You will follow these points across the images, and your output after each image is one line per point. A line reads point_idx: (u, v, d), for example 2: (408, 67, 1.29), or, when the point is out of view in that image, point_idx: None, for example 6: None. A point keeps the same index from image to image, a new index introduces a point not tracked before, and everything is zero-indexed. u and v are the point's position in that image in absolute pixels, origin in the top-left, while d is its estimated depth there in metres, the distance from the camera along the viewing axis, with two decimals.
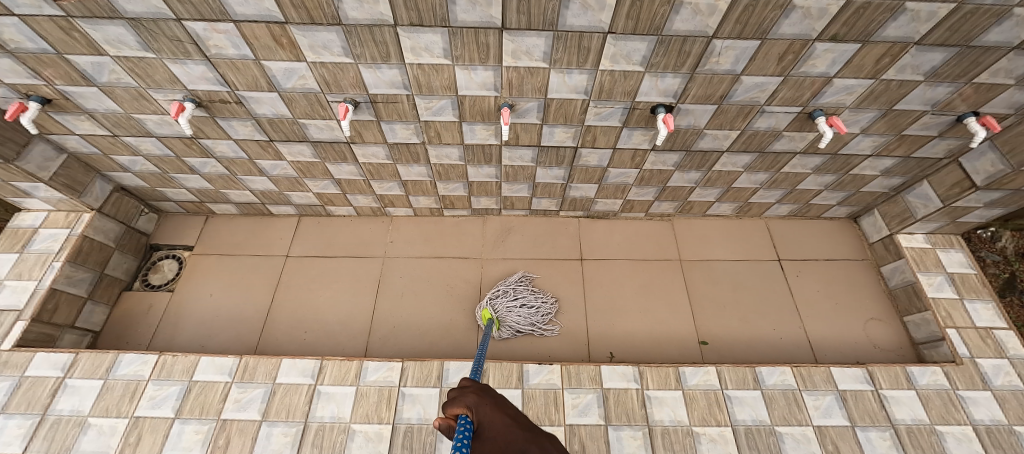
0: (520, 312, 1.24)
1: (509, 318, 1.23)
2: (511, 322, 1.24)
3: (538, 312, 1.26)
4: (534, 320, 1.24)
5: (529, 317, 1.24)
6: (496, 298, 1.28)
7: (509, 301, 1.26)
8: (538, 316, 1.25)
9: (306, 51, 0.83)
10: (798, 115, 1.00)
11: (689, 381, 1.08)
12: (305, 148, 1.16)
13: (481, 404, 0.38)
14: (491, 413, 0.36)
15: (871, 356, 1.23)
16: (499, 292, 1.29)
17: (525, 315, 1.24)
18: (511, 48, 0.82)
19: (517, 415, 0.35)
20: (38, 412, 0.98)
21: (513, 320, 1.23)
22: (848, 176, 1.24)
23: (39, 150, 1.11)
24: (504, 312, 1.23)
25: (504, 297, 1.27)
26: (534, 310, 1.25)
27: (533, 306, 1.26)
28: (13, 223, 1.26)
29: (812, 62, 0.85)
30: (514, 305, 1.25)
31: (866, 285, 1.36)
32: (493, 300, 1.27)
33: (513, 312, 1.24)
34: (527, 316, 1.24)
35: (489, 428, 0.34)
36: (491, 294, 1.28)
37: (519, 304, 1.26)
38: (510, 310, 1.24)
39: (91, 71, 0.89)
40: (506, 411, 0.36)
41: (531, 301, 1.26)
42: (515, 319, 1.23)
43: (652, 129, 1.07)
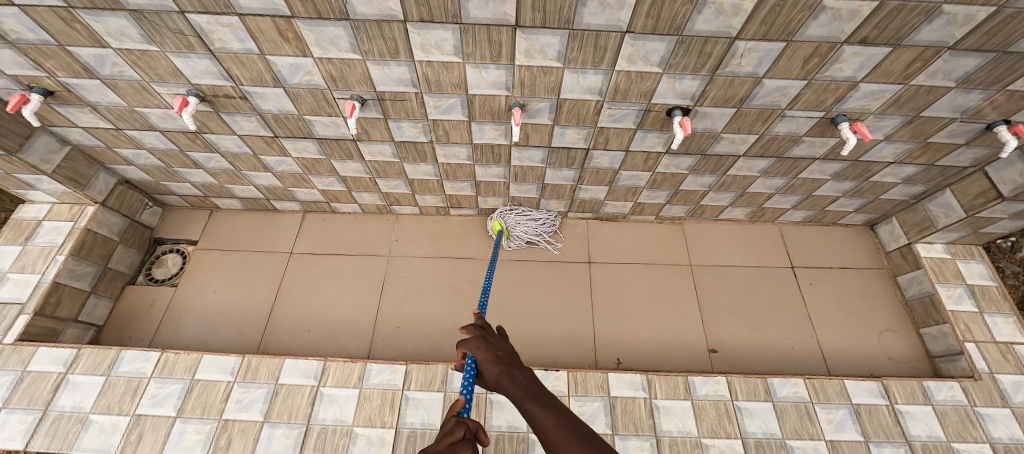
0: (529, 223, 1.40)
1: (519, 228, 1.40)
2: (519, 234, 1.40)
3: (543, 224, 1.42)
4: (541, 230, 1.41)
5: (536, 229, 1.41)
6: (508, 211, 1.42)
7: (520, 215, 1.41)
8: (544, 229, 1.42)
9: (312, 46, 0.80)
10: (820, 120, 0.97)
11: (699, 391, 1.05)
12: (310, 145, 1.14)
13: (477, 347, 0.48)
14: (485, 354, 0.47)
15: (886, 369, 1.20)
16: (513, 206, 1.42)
17: (534, 226, 1.41)
18: (524, 46, 0.79)
19: (501, 354, 0.47)
20: (40, 407, 0.98)
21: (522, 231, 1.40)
22: (867, 183, 1.20)
23: (42, 142, 1.09)
24: (514, 224, 1.40)
25: (513, 210, 1.42)
26: (541, 223, 1.42)
27: (539, 219, 1.42)
28: (17, 216, 1.26)
29: (839, 66, 0.81)
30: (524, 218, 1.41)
31: (882, 295, 1.32)
32: (505, 213, 1.41)
33: (522, 224, 1.40)
34: (535, 228, 1.41)
35: (482, 365, 0.46)
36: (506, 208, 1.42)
37: (529, 218, 1.41)
38: (519, 223, 1.40)
39: (94, 64, 0.87)
40: (496, 350, 0.48)
41: (539, 216, 1.42)
42: (523, 230, 1.40)
43: (667, 131, 1.04)
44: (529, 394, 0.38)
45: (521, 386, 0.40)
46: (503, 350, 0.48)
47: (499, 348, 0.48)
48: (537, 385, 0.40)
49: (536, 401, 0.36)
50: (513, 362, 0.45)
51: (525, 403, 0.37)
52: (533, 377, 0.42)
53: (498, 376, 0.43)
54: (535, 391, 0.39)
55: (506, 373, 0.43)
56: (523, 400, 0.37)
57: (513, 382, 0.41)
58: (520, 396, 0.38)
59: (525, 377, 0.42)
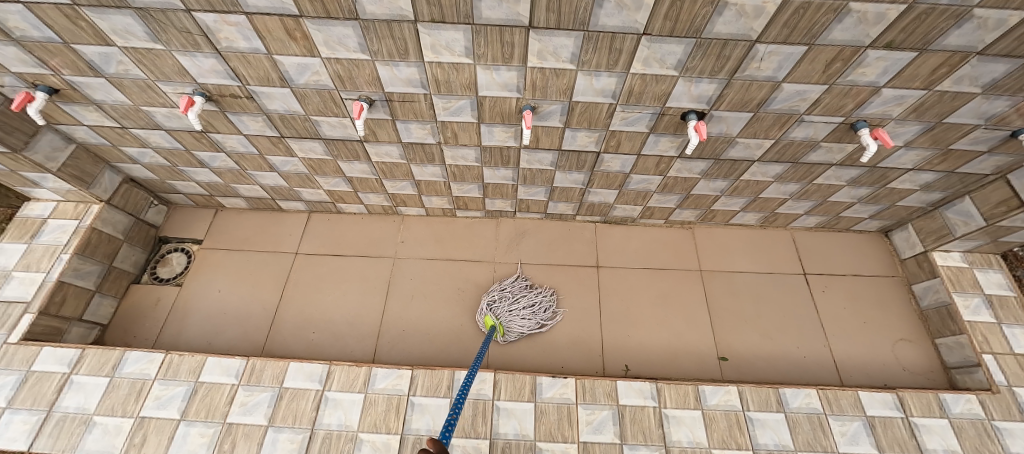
0: (521, 313, 1.21)
1: (514, 321, 1.20)
2: (515, 326, 1.20)
3: (539, 309, 1.23)
4: (538, 316, 1.22)
5: (532, 318, 1.21)
6: (492, 304, 1.24)
7: (509, 305, 1.22)
8: (542, 316, 1.23)
9: (321, 46, 0.79)
10: (839, 125, 0.94)
11: (709, 400, 1.03)
12: (317, 145, 1.12)
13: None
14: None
15: (899, 379, 1.17)
16: (493, 297, 1.25)
17: (530, 315, 1.22)
18: (537, 48, 0.77)
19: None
20: (44, 408, 0.97)
21: (516, 321, 1.20)
22: (884, 189, 1.17)
23: (47, 140, 1.08)
24: (506, 318, 1.20)
25: (503, 302, 1.23)
26: (534, 309, 1.23)
27: (530, 304, 1.23)
28: (23, 213, 1.25)
29: (861, 70, 0.79)
30: (515, 307, 1.22)
31: (896, 303, 1.30)
32: (490, 307, 1.23)
33: (515, 315, 1.21)
34: (532, 319, 1.21)
35: None
36: (486, 302, 1.24)
37: (519, 305, 1.23)
38: (510, 314, 1.21)
39: (99, 62, 0.86)
40: None
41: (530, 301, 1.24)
42: (520, 322, 1.20)
43: (680, 135, 1.02)
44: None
45: None
46: None
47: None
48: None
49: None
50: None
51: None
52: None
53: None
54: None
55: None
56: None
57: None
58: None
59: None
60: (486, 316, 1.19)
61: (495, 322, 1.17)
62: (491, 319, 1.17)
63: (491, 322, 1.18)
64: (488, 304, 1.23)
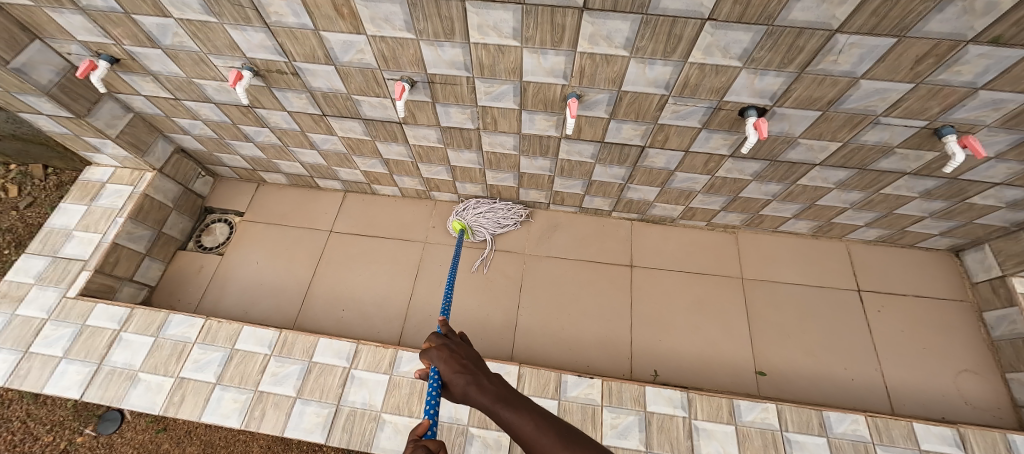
0: (488, 215, 1.37)
1: (481, 223, 1.36)
2: (483, 223, 1.37)
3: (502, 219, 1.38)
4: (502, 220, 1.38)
5: (496, 218, 1.38)
6: (462, 210, 1.39)
7: (475, 212, 1.38)
8: (507, 220, 1.39)
9: (367, 23, 0.78)
10: (920, 130, 0.85)
11: (744, 416, 0.97)
12: (356, 125, 1.13)
13: (440, 359, 0.50)
14: (449, 364, 0.49)
15: (959, 413, 1.08)
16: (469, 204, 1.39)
17: (494, 221, 1.37)
18: (590, 31, 0.73)
19: (465, 362, 0.49)
20: (96, 361, 1.04)
21: (484, 222, 1.36)
22: (962, 204, 1.05)
23: (108, 108, 1.14)
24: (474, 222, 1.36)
25: (470, 209, 1.39)
26: (498, 212, 1.38)
27: (498, 212, 1.38)
28: (85, 177, 1.33)
29: (957, 69, 0.68)
30: (485, 215, 1.38)
31: (962, 331, 1.18)
32: (462, 212, 1.39)
33: (481, 220, 1.36)
34: (496, 219, 1.37)
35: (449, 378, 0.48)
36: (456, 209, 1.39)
37: (485, 211, 1.38)
38: (478, 220, 1.37)
39: (156, 33, 0.88)
40: (459, 360, 0.50)
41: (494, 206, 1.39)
42: (487, 223, 1.36)
43: (735, 133, 0.95)
44: (501, 399, 0.42)
45: (489, 393, 0.43)
46: (469, 358, 0.51)
47: (463, 356, 0.51)
48: (505, 390, 0.44)
49: (511, 409, 0.40)
50: (477, 370, 0.48)
51: (498, 409, 0.41)
52: (503, 381, 0.46)
53: (467, 388, 0.45)
54: (505, 396, 0.42)
55: (472, 383, 0.45)
56: (495, 405, 0.41)
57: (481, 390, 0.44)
58: (491, 403, 0.42)
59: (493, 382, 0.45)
60: (457, 218, 1.34)
61: (462, 226, 1.32)
62: (460, 223, 1.32)
63: (457, 225, 1.32)
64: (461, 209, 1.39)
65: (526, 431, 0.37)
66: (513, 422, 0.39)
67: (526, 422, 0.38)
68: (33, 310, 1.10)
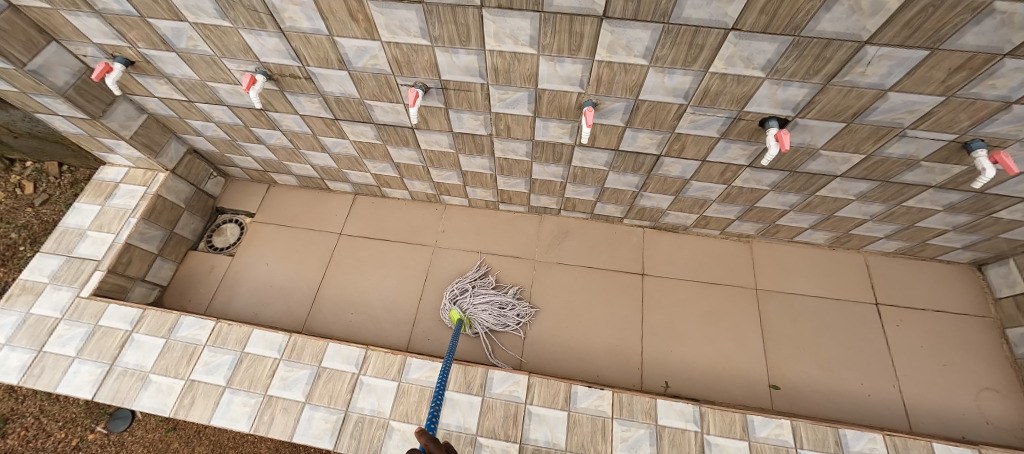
0: (489, 307, 1.20)
1: (481, 314, 1.19)
2: (482, 323, 1.20)
3: (504, 305, 1.21)
4: (506, 312, 1.20)
5: (499, 314, 1.20)
6: (458, 296, 1.23)
7: (476, 298, 1.21)
8: (512, 319, 1.20)
9: (382, 29, 0.77)
10: (947, 144, 0.82)
11: (758, 432, 0.95)
12: (368, 129, 1.12)
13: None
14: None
15: (979, 433, 1.05)
16: (460, 291, 1.24)
17: (495, 316, 1.19)
18: (609, 40, 0.71)
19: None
20: (107, 362, 1.04)
21: (484, 318, 1.19)
22: (987, 219, 1.02)
23: (122, 109, 1.14)
24: (470, 311, 1.19)
25: (470, 293, 1.22)
26: (503, 306, 1.20)
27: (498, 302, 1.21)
28: (99, 176, 1.34)
29: (991, 83, 0.66)
30: (481, 301, 1.21)
31: (984, 348, 1.15)
32: (455, 300, 1.22)
33: (480, 310, 1.19)
34: (498, 315, 1.19)
35: None
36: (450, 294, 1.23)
37: (487, 302, 1.20)
38: (477, 308, 1.20)
39: (171, 37, 0.88)
40: None
41: (497, 297, 1.21)
42: (486, 317, 1.18)
43: (754, 143, 0.93)
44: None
45: None
46: None
47: None
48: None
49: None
50: None
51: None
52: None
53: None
54: None
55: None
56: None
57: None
58: None
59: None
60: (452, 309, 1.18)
61: (460, 316, 1.16)
62: (457, 313, 1.15)
63: (456, 316, 1.16)
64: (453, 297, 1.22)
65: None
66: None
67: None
68: (47, 309, 1.11)
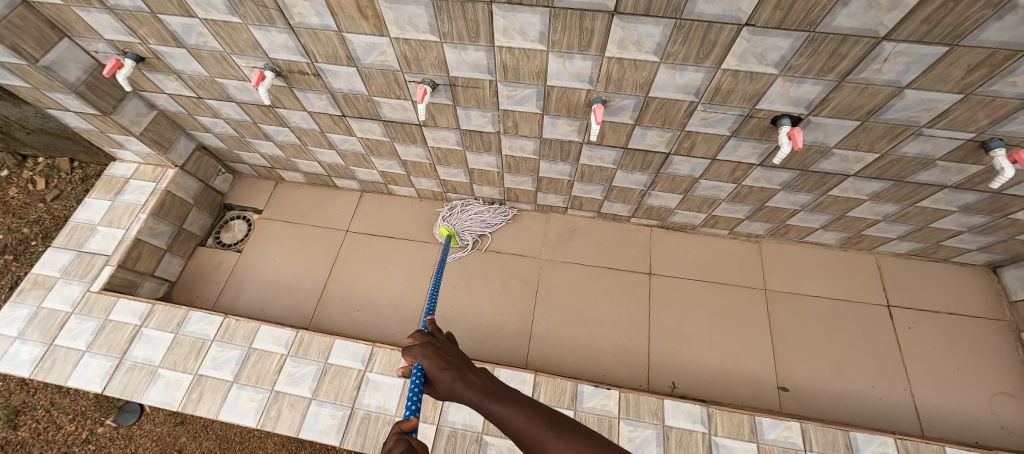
0: (473, 213, 1.39)
1: (468, 226, 1.37)
2: (469, 233, 1.37)
3: (486, 215, 1.39)
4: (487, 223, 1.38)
5: (482, 218, 1.39)
6: (445, 217, 1.40)
7: (461, 215, 1.39)
8: (494, 218, 1.39)
9: (391, 25, 0.76)
10: (965, 143, 0.80)
11: (767, 434, 0.94)
12: (376, 126, 1.12)
13: (423, 356, 0.47)
14: (434, 360, 0.47)
15: (994, 438, 1.03)
16: (450, 210, 1.41)
17: (480, 219, 1.39)
18: (619, 36, 0.70)
19: (451, 358, 0.47)
20: (117, 356, 1.05)
21: (470, 226, 1.37)
22: (1004, 220, 1.00)
23: (132, 105, 1.16)
24: (458, 226, 1.37)
25: (457, 213, 1.40)
26: (483, 210, 1.40)
27: (482, 212, 1.39)
28: (109, 172, 1.35)
29: (1012, 80, 0.64)
30: (467, 217, 1.39)
31: (1000, 352, 1.12)
32: (446, 218, 1.39)
33: (466, 223, 1.38)
34: (484, 222, 1.38)
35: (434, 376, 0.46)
36: (439, 217, 1.40)
37: (472, 215, 1.39)
38: (463, 222, 1.38)
39: (181, 33, 0.89)
40: (444, 356, 0.47)
41: (478, 207, 1.40)
42: (471, 224, 1.37)
43: (766, 142, 0.91)
44: (491, 392, 0.40)
45: (477, 387, 0.42)
46: (453, 354, 0.48)
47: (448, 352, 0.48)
48: (492, 383, 0.42)
49: (500, 403, 0.38)
50: (464, 365, 0.46)
51: (488, 403, 0.39)
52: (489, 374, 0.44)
53: (452, 383, 0.43)
54: (494, 388, 0.40)
55: (460, 379, 0.44)
56: (486, 399, 0.39)
57: (468, 385, 0.42)
58: (480, 398, 0.40)
59: (480, 376, 0.43)
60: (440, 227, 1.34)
61: (449, 231, 1.31)
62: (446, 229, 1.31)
63: (444, 231, 1.31)
64: (444, 215, 1.40)
65: (519, 423, 0.35)
66: (501, 415, 0.37)
67: (518, 414, 0.36)
68: (58, 303, 1.12)
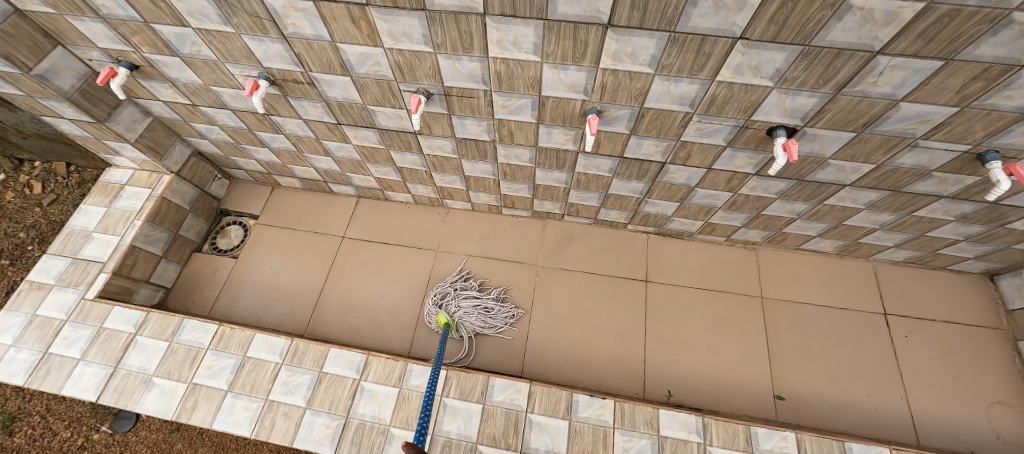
0: (474, 307, 1.21)
1: (466, 319, 1.20)
2: (467, 326, 1.20)
3: (489, 311, 1.21)
4: (488, 320, 1.21)
5: (485, 316, 1.20)
6: (441, 302, 1.23)
7: (462, 304, 1.21)
8: (500, 318, 1.22)
9: (384, 36, 0.76)
10: (961, 155, 0.80)
11: (762, 445, 0.94)
12: (371, 134, 1.12)
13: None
14: None
15: (990, 448, 1.03)
16: (445, 294, 1.25)
17: (481, 320, 1.20)
18: (614, 48, 0.70)
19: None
20: (112, 364, 1.05)
21: (471, 321, 1.20)
22: (1001, 229, 1.00)
23: (127, 112, 1.15)
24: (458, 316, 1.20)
25: (460, 298, 1.23)
26: (488, 307, 1.22)
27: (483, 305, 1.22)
28: (105, 178, 1.35)
29: (1008, 94, 0.64)
30: (468, 307, 1.21)
31: (996, 361, 1.12)
32: (438, 304, 1.24)
33: (467, 316, 1.20)
34: (484, 323, 1.20)
35: None
36: (435, 297, 1.24)
37: (475, 306, 1.22)
38: (463, 314, 1.20)
39: (175, 42, 0.88)
40: None
41: (485, 303, 1.22)
42: (471, 318, 1.19)
43: (762, 152, 0.91)
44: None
45: None
46: None
47: None
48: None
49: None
50: None
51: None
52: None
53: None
54: None
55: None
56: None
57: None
58: None
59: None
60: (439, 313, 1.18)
61: (446, 321, 1.16)
62: (444, 317, 1.16)
63: (443, 320, 1.16)
64: (435, 303, 1.23)
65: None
66: None
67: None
68: (53, 310, 1.12)
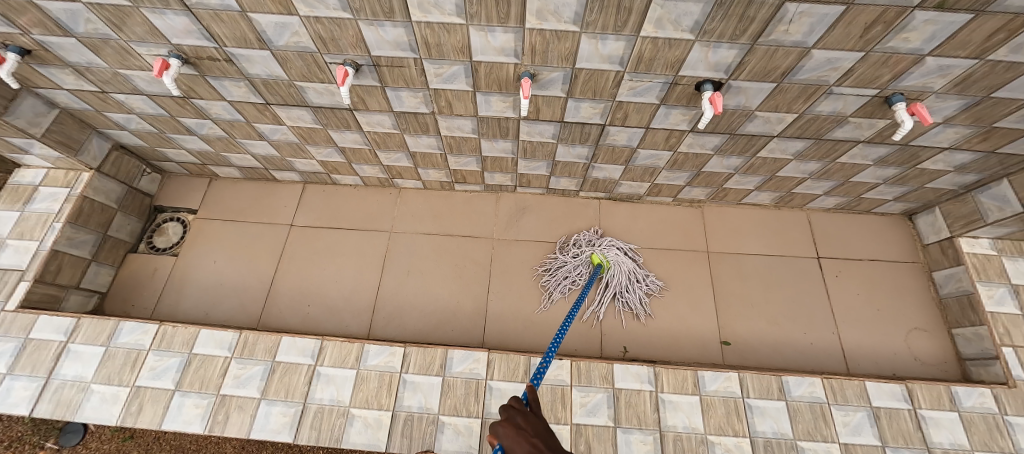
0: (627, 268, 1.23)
1: (624, 263, 1.23)
2: (613, 284, 1.21)
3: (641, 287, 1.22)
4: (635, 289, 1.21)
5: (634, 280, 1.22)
6: (594, 243, 1.28)
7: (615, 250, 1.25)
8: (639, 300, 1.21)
9: (297, 3, 0.71)
10: (871, 99, 0.85)
11: (708, 387, 1.00)
12: (305, 113, 1.07)
13: (507, 435, 0.44)
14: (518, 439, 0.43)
15: (909, 370, 1.14)
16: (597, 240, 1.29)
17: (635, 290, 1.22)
18: (537, 6, 0.68)
19: (535, 440, 0.42)
20: (43, 375, 0.99)
21: (620, 281, 1.21)
22: (913, 170, 1.08)
23: (28, 104, 1.04)
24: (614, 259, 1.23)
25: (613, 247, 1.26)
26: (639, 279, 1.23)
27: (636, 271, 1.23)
28: (15, 180, 1.23)
29: (905, 35, 0.67)
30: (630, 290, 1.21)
31: (914, 291, 1.24)
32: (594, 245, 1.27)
33: (621, 259, 1.23)
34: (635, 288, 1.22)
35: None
36: (585, 241, 1.28)
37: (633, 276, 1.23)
38: (617, 257, 1.24)
39: (67, 20, 0.79)
40: (528, 437, 0.43)
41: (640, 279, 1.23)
42: (623, 276, 1.22)
43: (693, 108, 0.93)
44: None
45: None
46: (538, 436, 0.43)
47: (532, 433, 0.44)
48: None
49: None
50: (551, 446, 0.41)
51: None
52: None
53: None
54: None
55: None
56: None
57: None
58: None
59: None
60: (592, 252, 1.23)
61: (602, 260, 1.21)
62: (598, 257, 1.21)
63: (597, 260, 1.21)
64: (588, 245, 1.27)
65: None
66: None
67: None
68: None
